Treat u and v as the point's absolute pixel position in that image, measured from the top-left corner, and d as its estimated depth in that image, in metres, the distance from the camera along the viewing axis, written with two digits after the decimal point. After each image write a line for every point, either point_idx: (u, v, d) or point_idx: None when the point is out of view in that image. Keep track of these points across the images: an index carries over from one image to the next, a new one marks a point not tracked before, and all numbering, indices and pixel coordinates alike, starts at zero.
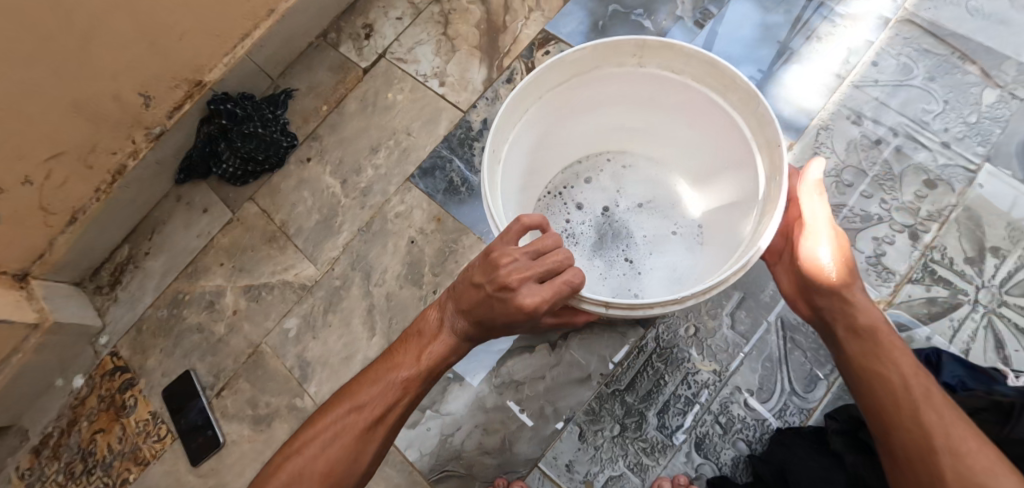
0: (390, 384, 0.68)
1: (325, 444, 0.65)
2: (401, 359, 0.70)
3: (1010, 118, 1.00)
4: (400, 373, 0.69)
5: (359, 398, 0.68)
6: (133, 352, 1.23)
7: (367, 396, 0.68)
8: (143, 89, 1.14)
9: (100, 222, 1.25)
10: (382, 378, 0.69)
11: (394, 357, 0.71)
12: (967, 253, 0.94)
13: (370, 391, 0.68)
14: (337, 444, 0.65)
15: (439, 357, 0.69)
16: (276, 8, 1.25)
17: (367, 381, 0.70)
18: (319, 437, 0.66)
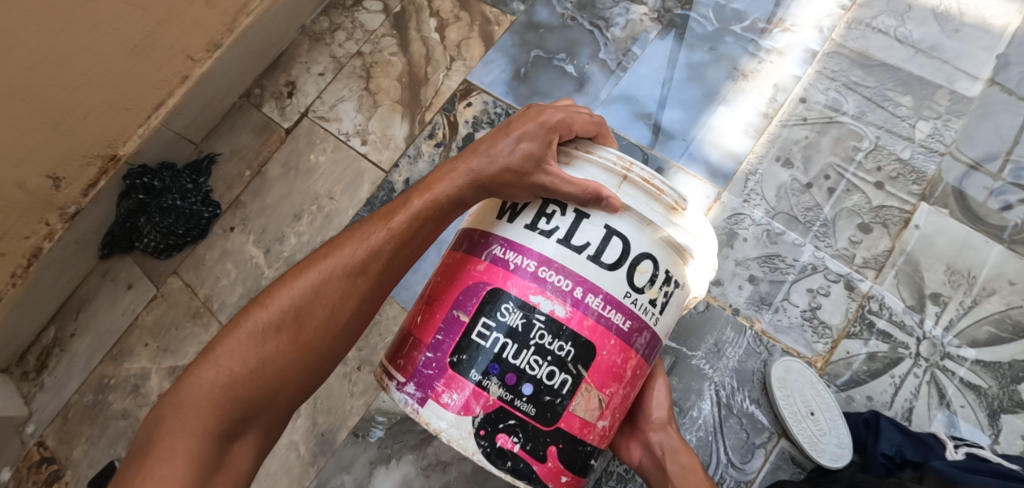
0: (387, 229, 0.60)
1: (301, 291, 0.57)
2: (400, 206, 0.61)
3: (945, 152, 0.95)
4: (395, 220, 0.60)
5: (349, 246, 0.59)
6: (59, 442, 1.18)
7: (356, 242, 0.59)
8: (51, 171, 1.10)
9: (21, 307, 1.20)
10: (370, 227, 0.60)
11: (387, 207, 0.62)
12: (906, 303, 0.89)
13: (360, 238, 0.59)
14: (313, 294, 0.57)
15: (434, 203, 0.60)
16: (190, 74, 1.21)
17: (360, 229, 0.60)
18: (296, 281, 0.58)
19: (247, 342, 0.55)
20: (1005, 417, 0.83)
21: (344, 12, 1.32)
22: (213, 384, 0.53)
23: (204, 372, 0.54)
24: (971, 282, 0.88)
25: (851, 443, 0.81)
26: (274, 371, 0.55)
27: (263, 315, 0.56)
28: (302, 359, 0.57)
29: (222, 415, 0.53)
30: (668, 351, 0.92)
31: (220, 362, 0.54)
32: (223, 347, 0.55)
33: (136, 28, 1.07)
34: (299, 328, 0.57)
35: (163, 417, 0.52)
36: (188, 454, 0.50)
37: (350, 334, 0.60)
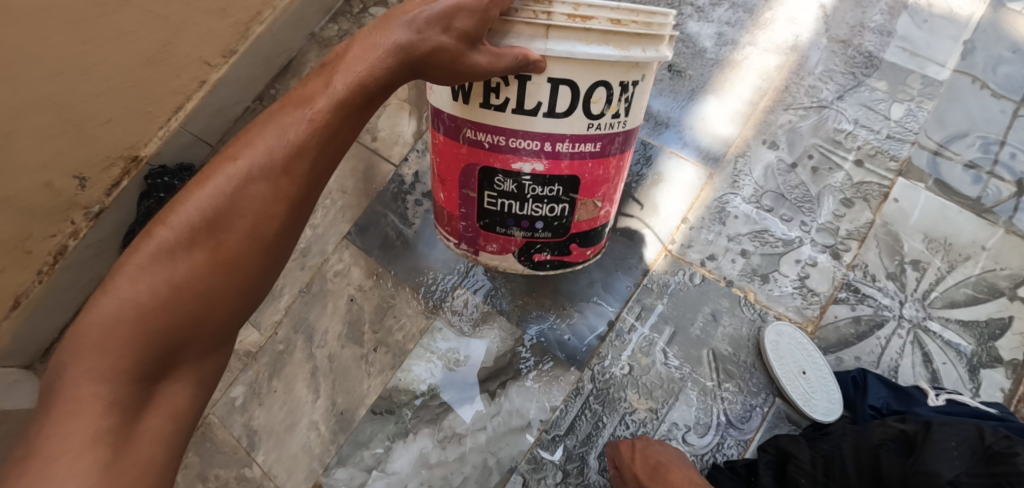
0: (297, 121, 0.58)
1: (207, 199, 0.56)
2: (319, 87, 0.59)
3: (919, 131, 1.02)
4: (318, 105, 0.58)
5: (247, 150, 0.57)
6: None
7: (264, 134, 0.58)
8: (76, 172, 1.16)
9: (45, 305, 1.25)
10: (280, 117, 0.58)
11: (300, 93, 0.59)
12: (888, 270, 0.95)
13: (264, 136, 0.58)
14: (214, 205, 0.56)
15: (362, 88, 0.58)
16: (208, 79, 1.28)
17: (269, 122, 0.59)
18: (203, 187, 0.57)
19: (156, 263, 0.55)
20: (984, 372, 0.89)
21: (353, 19, 1.40)
22: (119, 311, 0.54)
23: (109, 299, 0.54)
24: (947, 248, 0.95)
25: (841, 399, 0.86)
26: (190, 291, 0.56)
27: (165, 233, 0.56)
28: (218, 279, 0.57)
29: (143, 354, 0.54)
30: (668, 322, 0.98)
31: (121, 292, 0.54)
32: (133, 266, 0.55)
33: (155, 36, 1.12)
34: (210, 246, 0.56)
35: (71, 351, 0.53)
36: (100, 390, 0.52)
37: (269, 244, 0.59)
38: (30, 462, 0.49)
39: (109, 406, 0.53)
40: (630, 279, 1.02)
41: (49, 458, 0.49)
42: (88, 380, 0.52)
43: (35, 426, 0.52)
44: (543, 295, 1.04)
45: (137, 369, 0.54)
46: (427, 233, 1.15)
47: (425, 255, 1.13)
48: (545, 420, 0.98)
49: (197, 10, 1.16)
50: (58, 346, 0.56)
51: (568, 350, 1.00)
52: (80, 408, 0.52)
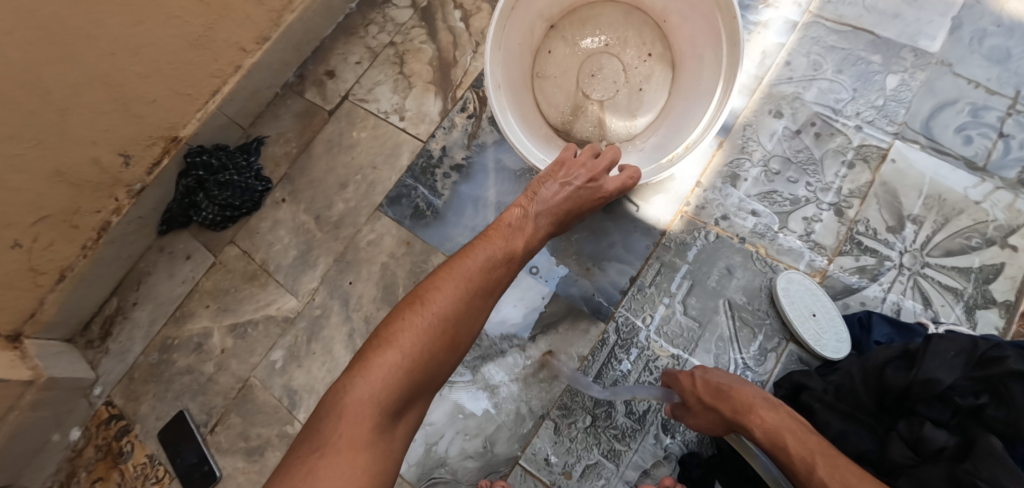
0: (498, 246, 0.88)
1: (446, 290, 0.80)
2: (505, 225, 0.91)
3: (912, 99, 1.11)
4: (507, 254, 0.88)
5: (471, 261, 0.84)
6: (127, 399, 1.28)
7: (475, 255, 0.86)
8: (121, 150, 1.23)
9: (88, 278, 1.31)
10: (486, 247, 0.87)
11: (494, 234, 0.90)
12: (888, 224, 1.03)
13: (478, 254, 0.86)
14: (455, 294, 0.80)
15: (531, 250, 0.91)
16: (242, 64, 1.35)
17: (480, 248, 0.87)
18: (442, 282, 0.81)
19: (413, 324, 0.76)
20: (979, 312, 0.97)
21: (376, 9, 1.48)
22: (399, 357, 0.72)
23: (391, 345, 0.74)
24: (942, 203, 1.03)
25: (850, 338, 0.93)
26: (426, 353, 0.75)
27: (424, 305, 0.78)
28: (441, 351, 0.76)
29: (401, 393, 0.71)
30: (686, 276, 1.06)
31: (404, 345, 0.73)
32: (395, 325, 0.77)
33: (199, 21, 1.21)
34: (442, 320, 0.77)
35: (354, 377, 0.71)
36: (376, 410, 0.69)
37: (467, 335, 0.81)
38: (325, 455, 0.65)
39: (376, 423, 0.68)
40: (649, 238, 1.09)
41: (338, 451, 0.65)
42: (371, 400, 0.69)
43: (321, 434, 0.67)
44: (568, 255, 1.11)
45: (398, 400, 0.71)
46: (455, 204, 1.23)
47: (456, 224, 1.21)
48: (573, 369, 1.04)
49: None
50: (335, 383, 0.72)
51: (593, 304, 1.07)
52: (353, 415, 0.68)
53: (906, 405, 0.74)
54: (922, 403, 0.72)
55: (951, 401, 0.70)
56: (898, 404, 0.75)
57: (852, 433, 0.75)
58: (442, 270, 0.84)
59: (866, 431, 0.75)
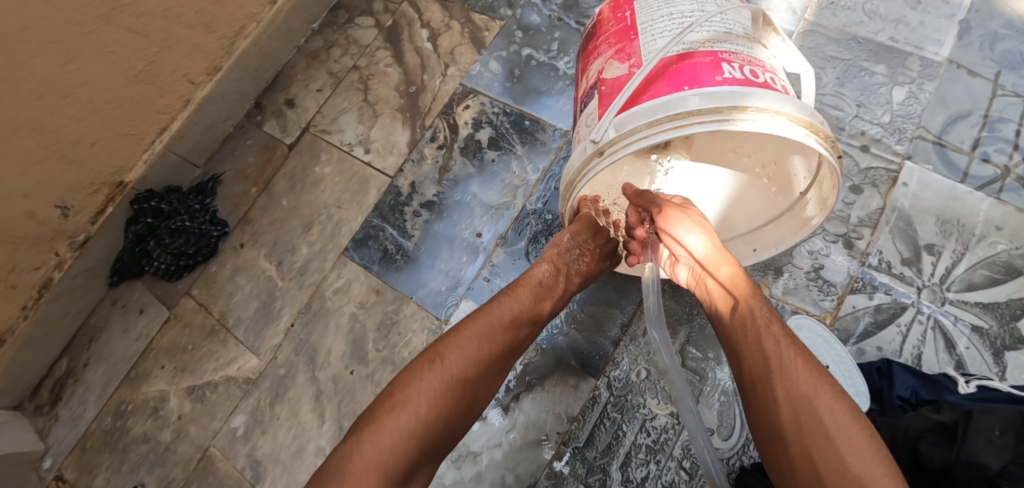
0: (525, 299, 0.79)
1: (466, 349, 0.71)
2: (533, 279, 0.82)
3: (922, 113, 1.01)
4: (540, 306, 0.80)
5: (495, 316, 0.76)
6: (79, 473, 1.16)
7: (499, 310, 0.76)
8: (59, 201, 1.11)
9: (32, 340, 1.19)
10: (510, 301, 0.78)
11: (519, 285, 0.81)
12: (903, 255, 0.94)
13: (505, 310, 0.77)
14: (473, 357, 0.71)
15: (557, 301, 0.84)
16: (192, 97, 1.24)
17: (503, 301, 0.78)
18: (466, 343, 0.72)
19: (427, 385, 0.66)
20: (1009, 354, 0.87)
21: (338, 30, 1.37)
22: (414, 420, 0.63)
23: (404, 406, 0.64)
24: (960, 230, 0.93)
25: (869, 391, 0.83)
26: (442, 417, 0.66)
27: (441, 364, 0.69)
28: (454, 415, 0.68)
29: (411, 461, 0.62)
30: (684, 321, 0.96)
31: (421, 410, 0.64)
32: (411, 388, 0.66)
33: (139, 55, 1.10)
34: (460, 383, 0.69)
35: (361, 442, 0.60)
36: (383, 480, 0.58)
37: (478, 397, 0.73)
38: None
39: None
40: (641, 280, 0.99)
41: None
42: (380, 467, 0.59)
43: None
44: None
45: (407, 468, 0.61)
46: (427, 245, 1.12)
47: (426, 268, 1.10)
48: (562, 432, 0.94)
49: (180, 26, 1.13)
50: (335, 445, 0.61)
51: (581, 358, 0.97)
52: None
53: None
54: None
55: None
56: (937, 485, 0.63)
57: None
58: (463, 324, 0.74)
59: None
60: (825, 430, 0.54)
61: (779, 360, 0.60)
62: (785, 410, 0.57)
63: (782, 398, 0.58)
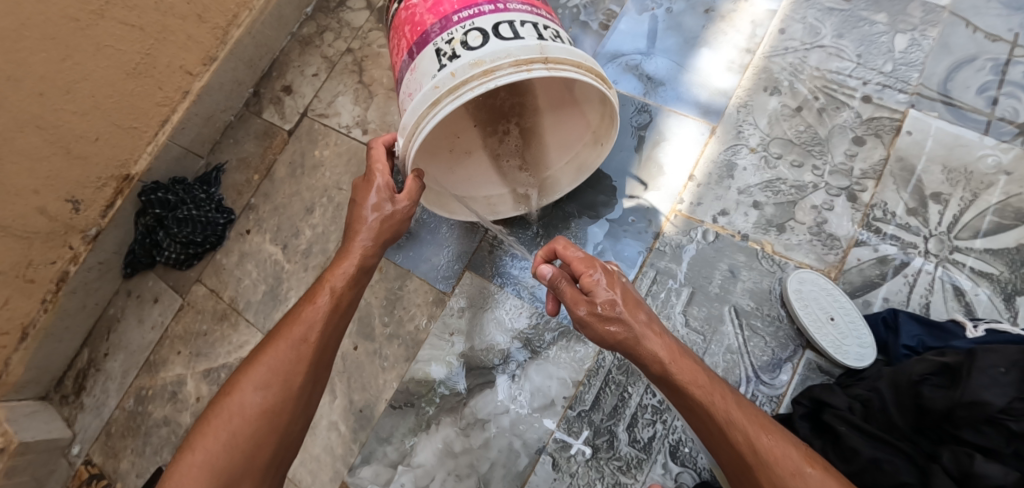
0: (325, 300, 0.77)
1: (265, 380, 0.72)
2: (321, 294, 0.77)
3: (925, 60, 0.98)
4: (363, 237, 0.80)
5: (297, 333, 0.75)
6: (106, 457, 1.21)
7: (296, 322, 0.76)
8: (69, 196, 1.14)
9: (54, 332, 1.23)
10: (308, 306, 0.77)
11: (314, 288, 0.79)
12: (908, 205, 0.92)
13: (307, 318, 0.76)
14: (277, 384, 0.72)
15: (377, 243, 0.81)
16: (191, 88, 1.25)
17: (298, 314, 0.77)
18: (267, 377, 0.72)
19: (235, 419, 0.70)
20: (1020, 299, 0.85)
21: (329, 14, 1.37)
22: (251, 407, 0.71)
23: (214, 442, 0.69)
24: (968, 177, 0.91)
25: (874, 342, 0.83)
26: (286, 377, 0.73)
27: (232, 403, 0.71)
28: (287, 425, 0.73)
29: (267, 428, 0.71)
30: (686, 282, 0.95)
31: (246, 391, 0.72)
32: (221, 426, 0.70)
33: (135, 48, 1.11)
34: (280, 408, 0.72)
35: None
36: (250, 436, 0.70)
37: (312, 396, 0.76)
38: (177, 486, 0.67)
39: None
40: (642, 243, 0.98)
41: (186, 478, 0.67)
42: (216, 460, 0.68)
43: (184, 468, 0.68)
44: None
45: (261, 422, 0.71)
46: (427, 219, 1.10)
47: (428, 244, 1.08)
48: (567, 396, 0.94)
49: (173, 18, 1.15)
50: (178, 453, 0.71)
51: None
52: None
53: (949, 430, 0.63)
54: (968, 429, 0.62)
55: (1003, 425, 0.59)
56: (939, 428, 0.65)
57: (886, 463, 0.66)
58: (257, 356, 0.75)
59: (902, 460, 0.65)
60: (759, 426, 0.64)
61: (738, 414, 0.64)
62: (735, 411, 0.64)
63: (725, 405, 0.65)
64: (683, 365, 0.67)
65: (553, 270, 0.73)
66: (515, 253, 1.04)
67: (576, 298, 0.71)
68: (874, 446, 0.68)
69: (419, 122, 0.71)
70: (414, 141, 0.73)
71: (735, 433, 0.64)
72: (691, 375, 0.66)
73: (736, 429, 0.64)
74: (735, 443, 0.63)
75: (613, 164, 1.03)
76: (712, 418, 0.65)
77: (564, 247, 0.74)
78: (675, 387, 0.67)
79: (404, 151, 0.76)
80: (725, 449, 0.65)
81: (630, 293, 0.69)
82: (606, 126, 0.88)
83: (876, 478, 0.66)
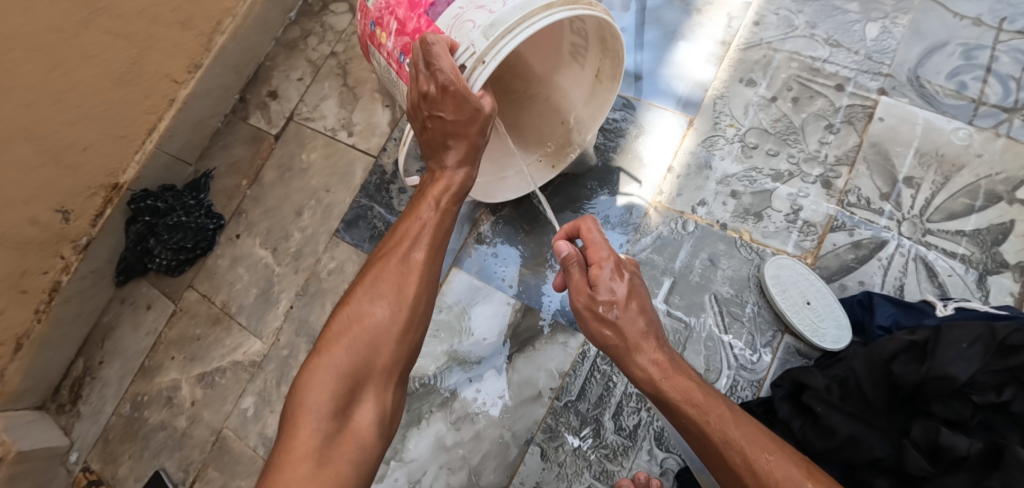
0: (426, 215, 0.77)
1: (379, 292, 0.73)
2: (423, 208, 0.77)
3: (897, 47, 1.00)
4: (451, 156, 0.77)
5: (404, 247, 0.75)
6: (104, 462, 1.22)
7: (403, 237, 0.76)
8: (59, 206, 1.15)
9: (49, 341, 1.24)
10: (412, 222, 0.77)
11: (412, 204, 0.79)
12: (882, 190, 0.94)
13: (411, 234, 0.76)
14: (393, 292, 0.72)
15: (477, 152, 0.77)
16: (177, 96, 1.27)
17: (402, 229, 0.77)
18: (382, 289, 0.73)
19: (358, 327, 0.70)
20: (992, 278, 0.87)
21: (313, 18, 1.38)
22: (371, 314, 0.71)
23: (340, 349, 0.69)
24: (939, 161, 0.93)
25: (849, 324, 0.85)
26: (403, 287, 0.73)
27: (352, 311, 0.72)
28: (404, 334, 0.72)
29: (391, 333, 0.71)
30: (667, 272, 0.97)
31: (364, 302, 0.72)
32: (344, 334, 0.70)
33: (121, 57, 1.12)
34: (398, 316, 0.72)
35: (332, 407, 0.66)
36: (371, 341, 0.70)
37: (428, 308, 0.75)
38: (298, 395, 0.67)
39: (356, 462, 0.65)
40: (624, 235, 1.00)
41: (311, 383, 0.67)
42: (339, 363, 0.68)
43: (309, 372, 0.68)
44: (540, 262, 1.04)
45: (378, 330, 0.70)
46: None
47: None
48: (555, 387, 0.96)
49: (158, 26, 1.16)
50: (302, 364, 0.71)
51: (569, 316, 0.99)
52: (338, 451, 0.64)
53: (919, 405, 0.66)
54: (937, 403, 0.64)
55: (968, 398, 0.62)
56: (910, 402, 0.67)
57: (863, 439, 0.68)
58: (370, 272, 0.75)
59: (878, 437, 0.68)
60: (759, 444, 0.63)
61: (736, 433, 0.63)
62: (731, 430, 0.64)
63: (722, 424, 0.64)
64: (676, 381, 0.67)
65: (571, 248, 0.73)
66: (500, 250, 1.06)
67: (579, 285, 0.72)
68: (851, 425, 0.69)
69: (524, 21, 0.67)
70: (511, 42, 0.67)
71: (732, 454, 0.63)
72: (685, 393, 0.66)
73: (733, 450, 0.63)
74: (734, 463, 0.62)
75: (594, 159, 1.05)
76: (709, 437, 0.64)
77: (589, 229, 0.74)
78: (670, 407, 0.67)
79: (491, 55, 0.68)
80: (727, 472, 0.64)
81: (633, 299, 0.70)
82: (593, 105, 0.90)
83: (853, 455, 0.69)
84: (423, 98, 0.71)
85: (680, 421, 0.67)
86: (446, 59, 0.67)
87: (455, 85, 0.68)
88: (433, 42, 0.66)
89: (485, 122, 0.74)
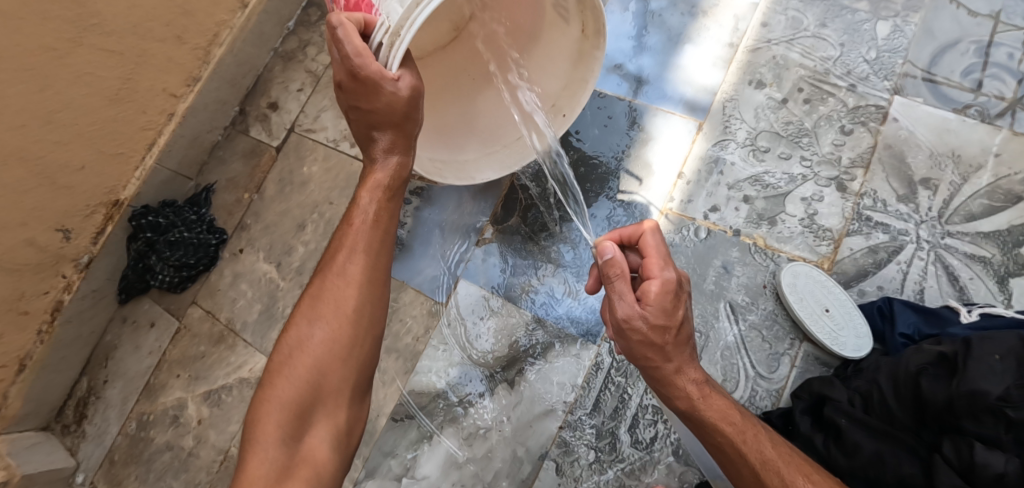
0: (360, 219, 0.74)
1: (319, 310, 0.71)
2: (356, 215, 0.75)
3: (909, 46, 0.98)
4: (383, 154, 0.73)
5: (340, 258, 0.73)
6: (110, 484, 1.20)
7: (340, 247, 0.74)
8: (59, 225, 1.13)
9: (51, 363, 1.22)
10: (346, 230, 0.74)
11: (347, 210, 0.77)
12: (898, 193, 0.92)
13: (350, 242, 0.73)
14: (330, 308, 0.71)
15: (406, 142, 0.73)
16: (175, 110, 1.25)
17: (341, 238, 0.74)
18: (320, 309, 0.71)
19: (300, 350, 0.70)
20: (1014, 281, 0.85)
21: (311, 28, 1.36)
22: (313, 335, 0.70)
23: (283, 377, 0.69)
24: (956, 161, 0.91)
25: (870, 332, 0.83)
26: (341, 299, 0.71)
27: (296, 334, 0.71)
28: (348, 348, 0.70)
29: (331, 350, 0.70)
30: None
31: (305, 323, 0.71)
32: (288, 362, 0.70)
33: (116, 74, 1.10)
34: (340, 331, 0.70)
35: (283, 435, 0.66)
36: (312, 363, 0.69)
37: (375, 315, 0.73)
38: (251, 431, 0.67)
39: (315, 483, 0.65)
40: None
41: (262, 417, 0.67)
42: (284, 391, 0.68)
43: (259, 405, 0.69)
44: (549, 273, 1.02)
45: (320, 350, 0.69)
46: (421, 232, 1.09)
47: (424, 255, 1.08)
48: (568, 400, 0.94)
49: (153, 41, 1.13)
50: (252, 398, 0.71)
51: (581, 326, 0.97)
52: (291, 479, 0.64)
53: (949, 421, 0.63)
54: (968, 419, 0.61)
55: (1003, 414, 0.59)
56: (939, 419, 0.64)
57: (889, 456, 0.66)
58: (310, 292, 0.74)
59: (905, 453, 0.66)
60: (798, 467, 0.61)
61: (772, 453, 0.62)
62: (768, 449, 0.63)
63: (757, 443, 0.63)
64: (714, 402, 0.65)
65: (616, 253, 0.65)
66: (508, 260, 1.04)
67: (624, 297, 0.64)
68: (876, 441, 0.67)
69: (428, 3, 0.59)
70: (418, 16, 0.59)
71: (770, 475, 0.61)
72: (722, 412, 0.65)
73: (770, 472, 0.61)
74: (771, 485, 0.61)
75: (602, 166, 1.04)
76: (745, 458, 0.63)
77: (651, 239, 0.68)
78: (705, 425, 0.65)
79: (402, 28, 0.61)
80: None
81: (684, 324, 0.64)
82: (572, 89, 0.88)
83: (879, 472, 0.66)
84: (341, 86, 0.67)
85: (716, 442, 0.65)
86: (352, 42, 0.62)
87: (365, 70, 0.63)
88: (338, 24, 0.62)
89: (416, 104, 0.68)
